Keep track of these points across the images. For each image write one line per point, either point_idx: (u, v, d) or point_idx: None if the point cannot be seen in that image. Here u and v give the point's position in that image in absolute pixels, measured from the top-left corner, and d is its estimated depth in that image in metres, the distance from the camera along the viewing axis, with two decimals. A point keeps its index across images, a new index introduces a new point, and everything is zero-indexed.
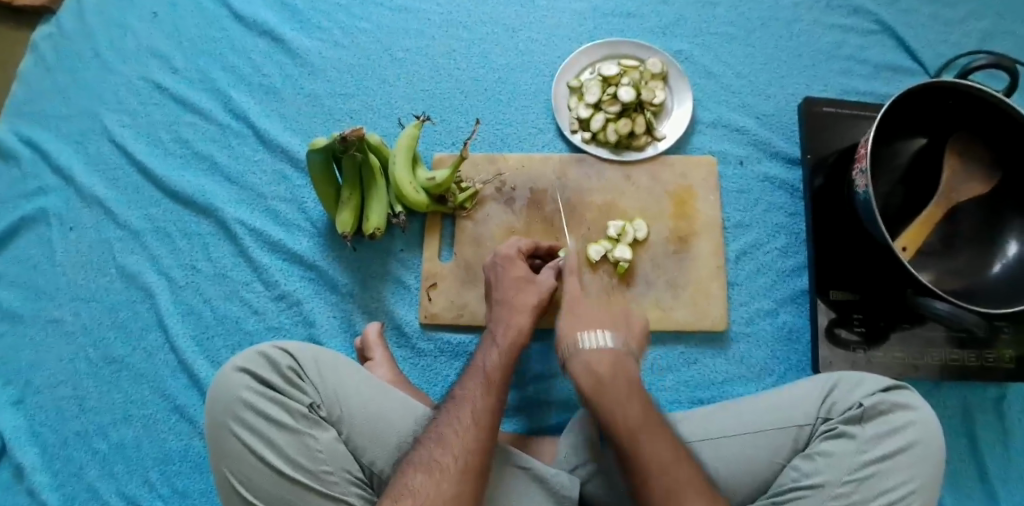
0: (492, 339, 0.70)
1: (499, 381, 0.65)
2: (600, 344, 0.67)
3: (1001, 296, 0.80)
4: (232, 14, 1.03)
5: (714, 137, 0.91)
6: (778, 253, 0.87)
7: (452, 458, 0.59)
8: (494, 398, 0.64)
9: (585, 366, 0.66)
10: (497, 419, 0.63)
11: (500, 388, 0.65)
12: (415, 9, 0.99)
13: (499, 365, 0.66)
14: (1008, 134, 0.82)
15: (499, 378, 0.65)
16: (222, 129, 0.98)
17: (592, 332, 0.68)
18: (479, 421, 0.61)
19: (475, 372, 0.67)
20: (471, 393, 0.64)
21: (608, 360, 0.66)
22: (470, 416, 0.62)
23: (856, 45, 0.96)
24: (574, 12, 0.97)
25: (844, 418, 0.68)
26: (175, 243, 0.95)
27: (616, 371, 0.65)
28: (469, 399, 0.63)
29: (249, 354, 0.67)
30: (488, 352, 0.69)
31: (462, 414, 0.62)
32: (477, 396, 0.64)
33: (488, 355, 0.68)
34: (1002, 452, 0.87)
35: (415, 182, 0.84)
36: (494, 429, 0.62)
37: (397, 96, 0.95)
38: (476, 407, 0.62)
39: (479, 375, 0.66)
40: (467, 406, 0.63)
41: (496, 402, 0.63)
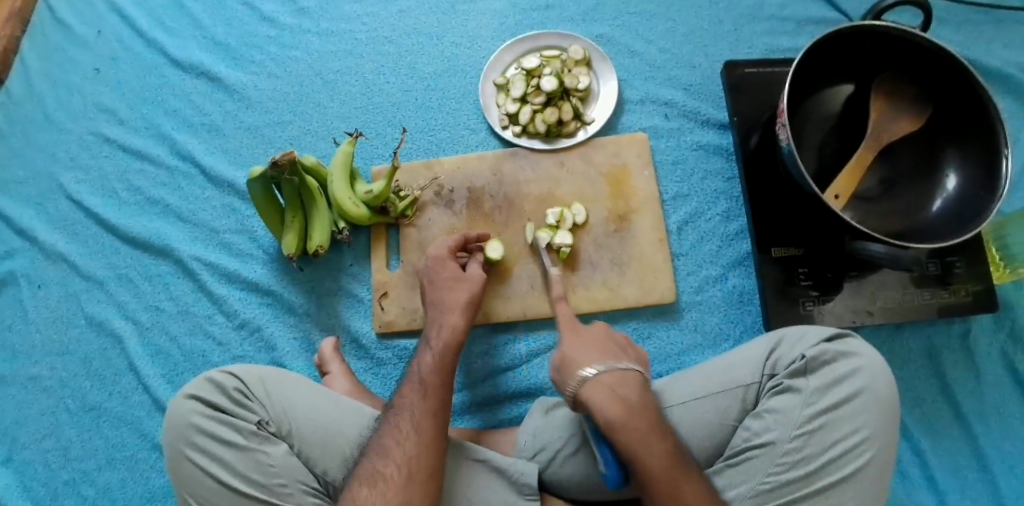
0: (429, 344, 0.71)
1: (440, 385, 0.66)
2: (620, 370, 0.63)
3: (943, 230, 0.80)
4: (170, 60, 1.06)
5: (643, 114, 0.92)
6: (720, 218, 0.87)
7: (397, 466, 0.60)
8: (433, 399, 0.64)
9: (614, 398, 0.61)
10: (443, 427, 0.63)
11: (444, 390, 0.66)
12: (341, 31, 1.01)
13: (436, 368, 0.67)
14: (932, 70, 0.82)
15: (435, 382, 0.66)
16: (171, 171, 1.01)
17: (603, 362, 0.64)
18: (417, 426, 0.62)
19: (411, 380, 0.67)
20: (410, 400, 0.65)
21: (612, 390, 0.61)
22: (410, 421, 0.63)
23: (777, 5, 0.96)
24: (495, 12, 0.99)
25: (789, 372, 0.68)
26: (137, 286, 0.97)
27: (643, 400, 0.61)
28: (408, 409, 0.64)
29: (200, 381, 0.71)
30: (424, 358, 0.69)
31: (401, 423, 0.63)
32: (415, 401, 0.64)
33: (423, 361, 0.69)
34: (973, 388, 0.87)
35: (354, 197, 0.86)
36: (438, 431, 0.62)
37: (333, 117, 0.98)
38: (418, 413, 0.63)
39: (415, 381, 0.67)
40: (405, 415, 0.63)
41: (439, 404, 0.64)
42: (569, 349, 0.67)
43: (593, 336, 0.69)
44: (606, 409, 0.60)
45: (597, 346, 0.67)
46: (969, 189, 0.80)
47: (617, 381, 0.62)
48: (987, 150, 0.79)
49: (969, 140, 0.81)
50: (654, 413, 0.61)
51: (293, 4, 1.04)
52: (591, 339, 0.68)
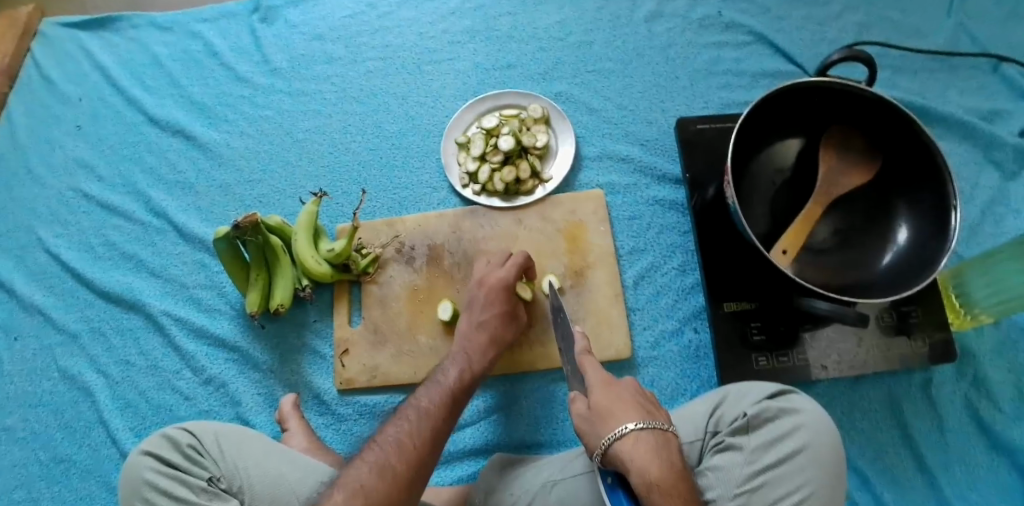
0: (437, 380, 0.71)
1: (437, 414, 0.66)
2: (655, 428, 0.61)
3: (892, 285, 0.78)
4: (148, 119, 1.09)
5: (600, 170, 0.94)
6: (676, 272, 0.88)
7: (378, 479, 0.59)
8: (430, 426, 0.64)
9: (655, 459, 0.59)
10: (431, 451, 0.63)
11: (441, 420, 0.66)
12: (312, 91, 1.05)
13: (441, 397, 0.68)
14: (881, 122, 0.80)
15: (431, 422, 0.65)
16: (145, 227, 1.03)
17: (640, 420, 0.62)
18: (407, 444, 0.62)
19: (406, 413, 0.66)
20: (408, 419, 0.65)
21: (654, 451, 0.59)
22: (403, 439, 0.62)
23: (732, 59, 0.99)
24: (458, 72, 1.02)
25: (731, 430, 0.69)
26: (109, 340, 0.98)
27: (678, 467, 0.60)
28: (391, 442, 0.62)
29: (157, 439, 0.73)
30: (428, 394, 0.68)
31: (392, 439, 0.62)
32: (412, 423, 0.64)
33: (427, 397, 0.68)
34: (937, 439, 0.85)
35: (317, 255, 0.88)
36: (425, 456, 0.62)
37: (300, 175, 1.00)
38: (412, 433, 0.63)
39: (417, 404, 0.67)
40: (386, 449, 0.61)
41: (435, 430, 0.64)
42: (608, 402, 0.63)
43: (626, 386, 0.66)
44: (647, 468, 0.58)
45: (628, 399, 0.64)
46: (921, 242, 0.78)
47: (656, 441, 0.60)
48: (937, 202, 0.77)
49: (920, 193, 0.79)
50: (686, 481, 0.60)
51: (266, 65, 1.08)
52: (624, 389, 0.65)
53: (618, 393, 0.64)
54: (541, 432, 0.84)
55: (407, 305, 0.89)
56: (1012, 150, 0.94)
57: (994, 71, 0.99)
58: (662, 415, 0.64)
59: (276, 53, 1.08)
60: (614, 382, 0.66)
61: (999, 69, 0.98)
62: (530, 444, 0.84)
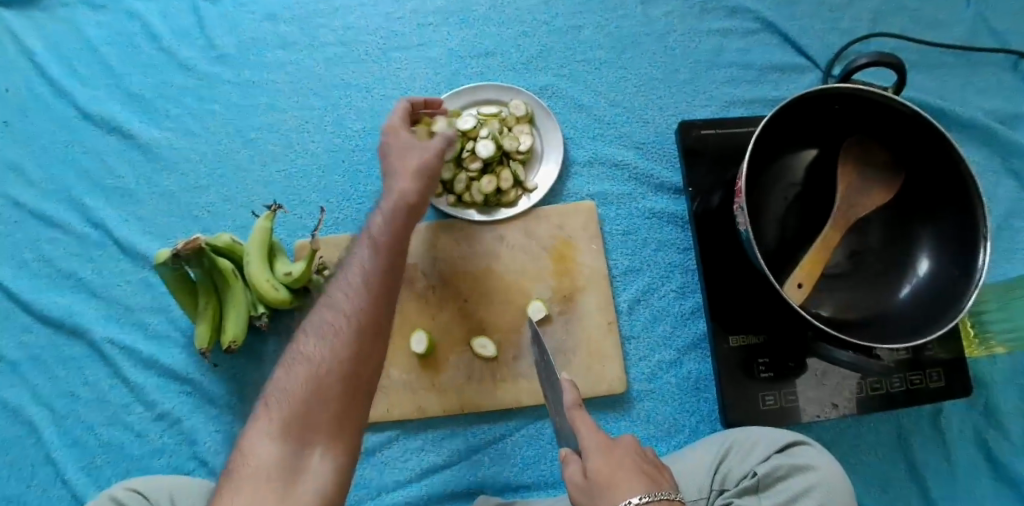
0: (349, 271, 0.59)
1: (367, 308, 0.57)
2: (659, 497, 0.56)
3: (912, 319, 0.70)
4: (81, 113, 0.94)
5: (590, 178, 0.84)
6: (675, 295, 0.80)
7: (320, 356, 0.55)
8: (346, 346, 0.55)
9: None
10: (364, 360, 0.56)
11: (379, 294, 0.58)
12: (264, 82, 0.92)
13: (355, 300, 0.57)
14: (910, 136, 0.71)
15: (348, 335, 0.55)
16: (82, 241, 0.91)
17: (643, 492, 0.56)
18: (346, 312, 0.56)
19: (317, 333, 0.56)
20: (320, 344, 0.55)
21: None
22: (337, 304, 0.57)
23: (737, 49, 0.88)
24: (429, 60, 0.90)
25: (739, 491, 0.62)
26: (50, 370, 0.87)
27: None
28: (302, 375, 0.54)
29: (103, 499, 0.69)
30: (339, 300, 0.57)
31: (302, 375, 0.54)
32: (325, 346, 0.55)
33: (340, 302, 0.57)
34: (946, 470, 0.79)
35: (274, 279, 0.78)
36: (365, 335, 0.56)
37: (253, 182, 0.89)
38: (351, 294, 0.57)
39: (329, 321, 0.56)
40: (295, 385, 0.53)
41: (375, 293, 0.57)
42: (604, 468, 0.57)
43: (623, 447, 0.60)
44: None
45: (626, 461, 0.58)
46: (945, 272, 0.70)
47: None
48: (966, 229, 0.69)
49: (947, 216, 0.71)
50: None
51: (212, 50, 0.94)
52: (621, 452, 0.59)
53: (617, 458, 0.58)
54: (527, 473, 0.77)
55: None
56: None
57: (1015, 68, 0.89)
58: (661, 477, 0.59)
59: (223, 36, 0.94)
60: (610, 442, 0.60)
61: (1018, 68, 0.89)
62: (515, 487, 0.76)
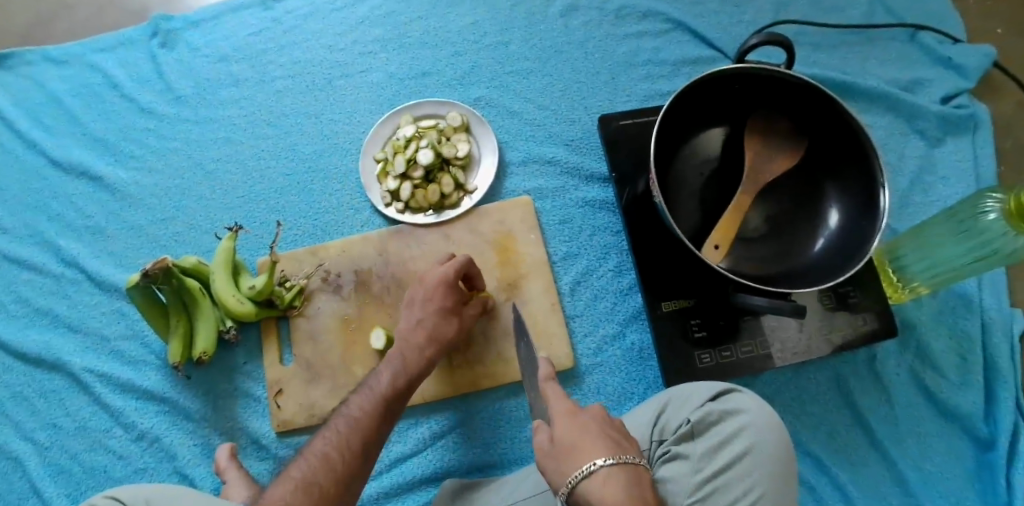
0: (369, 383, 0.70)
1: (387, 397, 0.68)
2: (621, 461, 0.56)
3: (827, 267, 0.76)
4: (50, 162, 1.01)
5: (526, 175, 0.91)
6: (612, 273, 0.86)
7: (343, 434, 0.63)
8: (364, 435, 0.64)
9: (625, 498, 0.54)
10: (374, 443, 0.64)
11: (366, 438, 0.64)
12: (219, 118, 0.99)
13: (373, 404, 0.67)
14: (805, 105, 0.79)
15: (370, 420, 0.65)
16: (57, 279, 0.96)
17: (604, 455, 0.56)
18: (338, 462, 0.60)
19: (345, 421, 0.65)
20: (343, 429, 0.64)
21: (626, 490, 0.54)
22: (329, 451, 0.60)
23: (651, 47, 0.96)
24: (372, 84, 0.98)
25: (675, 438, 0.67)
26: (33, 404, 0.92)
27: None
28: (330, 445, 0.62)
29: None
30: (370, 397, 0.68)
31: (327, 447, 0.61)
32: (347, 432, 0.64)
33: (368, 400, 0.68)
34: (885, 412, 0.84)
35: (239, 293, 0.83)
36: (350, 477, 0.60)
37: (216, 209, 0.95)
38: (342, 444, 0.62)
39: (349, 414, 0.66)
40: (326, 446, 0.61)
41: (362, 442, 0.63)
42: (569, 432, 0.59)
43: (591, 416, 0.62)
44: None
45: (592, 432, 0.59)
46: (851, 223, 0.77)
47: (627, 476, 0.55)
48: (864, 181, 0.76)
49: (846, 172, 0.78)
50: None
51: (170, 93, 1.02)
52: (588, 420, 0.61)
53: (583, 424, 0.60)
54: (490, 452, 0.81)
55: (339, 338, 0.86)
56: (935, 118, 0.93)
57: (911, 39, 0.98)
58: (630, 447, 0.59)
59: (179, 81, 1.02)
60: (579, 412, 0.62)
61: (916, 37, 0.98)
62: (480, 466, 0.81)
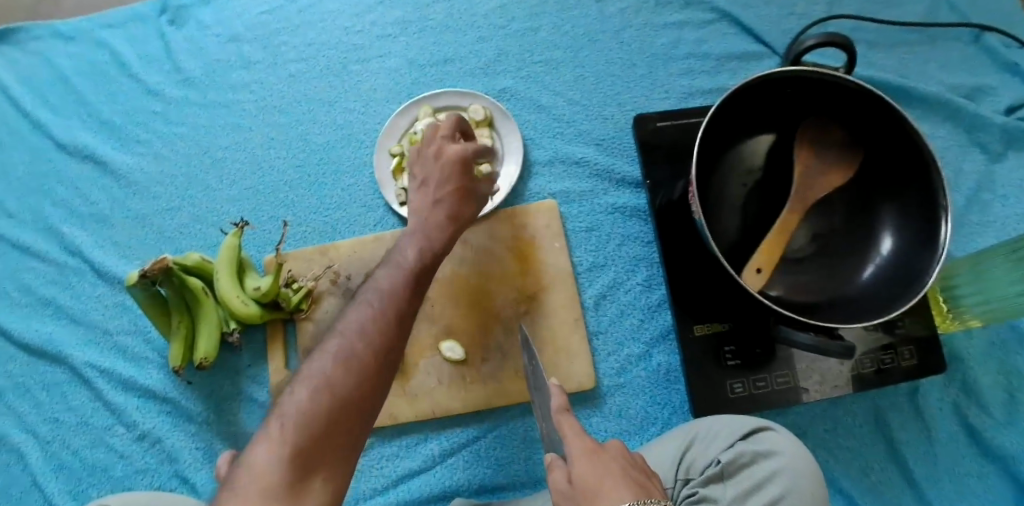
0: (390, 263, 0.59)
1: (403, 293, 0.56)
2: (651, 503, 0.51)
3: (878, 297, 0.70)
4: (54, 144, 0.96)
5: (552, 177, 0.85)
6: (640, 288, 0.80)
7: (353, 338, 0.52)
8: (383, 332, 0.53)
9: None
10: (393, 345, 0.54)
11: (386, 338, 0.53)
12: (229, 101, 0.94)
13: (392, 293, 0.56)
14: (864, 114, 0.72)
15: (392, 311, 0.55)
16: (60, 268, 0.92)
17: (631, 497, 0.51)
18: (349, 364, 0.51)
19: (358, 313, 0.54)
20: (354, 326, 0.53)
21: None
22: (342, 352, 0.52)
23: (693, 41, 0.89)
24: (389, 71, 0.91)
25: (704, 479, 0.61)
26: (35, 396, 0.88)
27: None
28: (341, 350, 0.52)
29: None
30: (386, 285, 0.56)
31: (340, 348, 0.52)
32: (361, 328, 0.53)
33: (387, 285, 0.56)
34: (926, 450, 0.78)
35: (243, 295, 0.79)
36: (363, 391, 0.51)
37: (223, 200, 0.90)
38: (359, 344, 0.52)
39: (366, 306, 0.55)
40: (335, 351, 0.52)
41: (380, 349, 0.53)
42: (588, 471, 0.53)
43: (613, 454, 0.56)
44: None
45: (616, 469, 0.54)
46: (907, 249, 0.70)
47: None
48: (925, 204, 0.69)
49: (905, 192, 0.71)
50: None
51: (178, 74, 0.96)
52: (610, 457, 0.55)
53: (605, 461, 0.55)
54: (501, 473, 0.76)
55: None
56: (998, 130, 0.85)
57: (975, 41, 0.89)
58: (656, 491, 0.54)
59: (188, 60, 0.96)
60: (599, 448, 0.57)
61: (980, 39, 0.88)
62: (492, 489, 0.76)
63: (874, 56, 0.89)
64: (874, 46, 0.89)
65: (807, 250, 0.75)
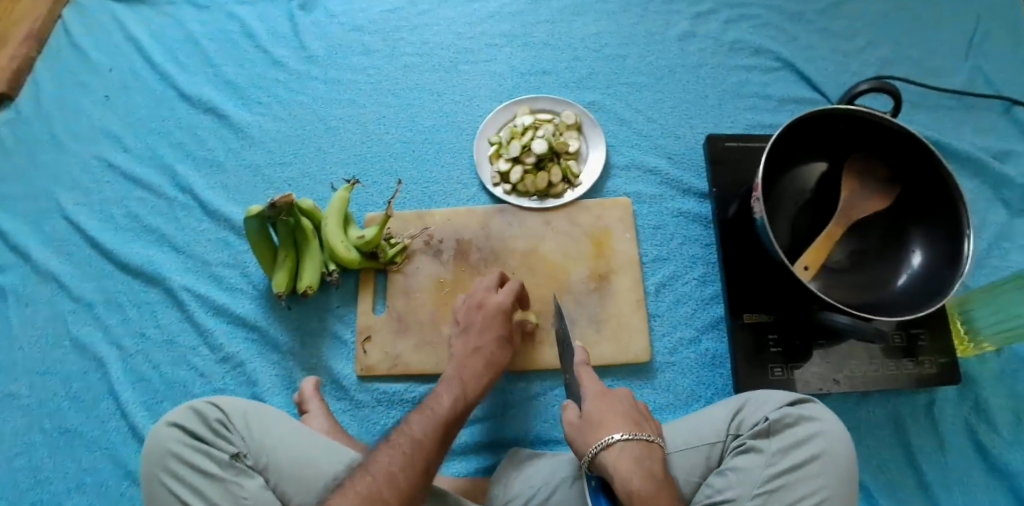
0: (451, 378, 0.75)
1: (459, 403, 0.72)
2: (632, 437, 0.66)
3: (906, 305, 0.80)
4: (178, 95, 1.09)
5: (627, 179, 0.97)
6: (697, 282, 0.91)
7: (422, 426, 0.67)
8: (446, 440, 0.68)
9: (633, 468, 0.63)
10: (449, 430, 0.69)
11: (444, 437, 0.68)
12: (346, 81, 1.07)
13: (452, 406, 0.71)
14: (903, 151, 0.84)
15: (449, 416, 0.70)
16: (169, 202, 1.03)
17: (619, 431, 0.66)
18: (402, 462, 0.64)
19: (423, 412, 0.70)
20: (422, 418, 0.69)
21: (637, 460, 0.64)
22: (394, 455, 0.64)
23: (760, 82, 1.03)
24: (494, 73, 1.05)
25: (753, 433, 0.70)
26: (125, 312, 0.97)
27: (645, 472, 0.63)
28: (414, 432, 0.67)
29: (180, 410, 0.74)
30: (447, 394, 0.73)
31: (417, 431, 0.67)
32: (430, 420, 0.68)
33: (446, 395, 0.72)
34: (937, 457, 0.86)
35: (347, 241, 0.89)
36: (429, 464, 0.65)
37: (331, 161, 1.02)
38: (405, 451, 0.64)
39: (432, 409, 0.70)
40: (412, 431, 0.67)
41: (440, 434, 0.67)
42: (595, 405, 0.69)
43: (620, 398, 0.71)
44: (623, 474, 0.63)
45: (617, 410, 0.69)
46: (933, 267, 0.81)
47: (641, 451, 0.65)
48: (952, 230, 0.81)
49: (935, 219, 0.83)
50: (661, 483, 0.63)
51: (303, 52, 1.10)
52: (618, 401, 0.70)
53: (612, 404, 0.70)
54: (558, 428, 0.86)
55: (433, 297, 0.91)
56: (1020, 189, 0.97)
57: (1006, 113, 1.02)
58: (647, 429, 0.69)
59: (313, 41, 1.10)
60: (609, 393, 0.71)
61: (1010, 111, 1.02)
62: (547, 441, 0.86)
63: (914, 115, 1.02)
64: (915, 106, 1.03)
65: (846, 262, 0.85)
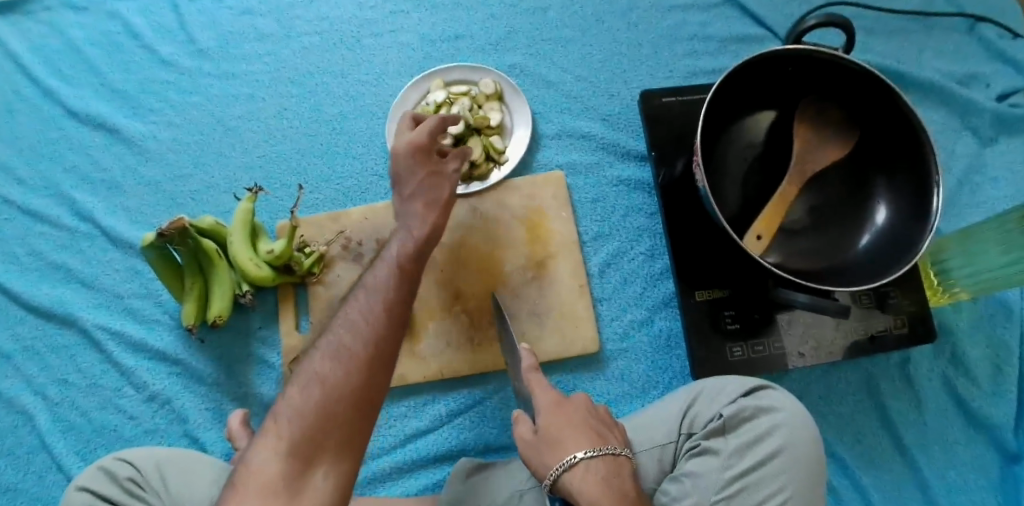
0: (377, 273, 0.56)
1: (387, 309, 0.53)
2: (599, 452, 0.58)
3: (870, 268, 0.73)
4: (66, 112, 0.96)
5: (559, 149, 0.87)
6: (644, 258, 0.83)
7: (334, 358, 0.50)
8: (368, 363, 0.50)
9: (601, 487, 0.56)
10: (383, 347, 0.51)
11: (363, 362, 0.50)
12: (241, 73, 0.95)
13: (378, 315, 0.52)
14: (859, 91, 0.74)
15: (369, 339, 0.51)
16: (72, 233, 0.92)
17: (582, 447, 0.58)
18: (306, 412, 0.48)
19: (336, 335, 0.52)
20: (335, 343, 0.51)
21: (603, 481, 0.56)
22: (295, 407, 0.49)
23: (698, 23, 0.92)
24: (403, 46, 0.93)
25: (706, 433, 0.64)
26: (45, 360, 0.88)
27: (616, 491, 0.56)
28: (320, 370, 0.50)
29: (90, 471, 0.67)
30: (373, 298, 0.54)
31: (326, 365, 0.50)
32: (343, 343, 0.51)
33: (372, 301, 0.53)
34: (914, 418, 0.81)
35: (257, 257, 0.80)
36: (356, 399, 0.49)
37: (235, 167, 0.92)
38: (305, 403, 0.49)
39: (346, 328, 0.52)
40: (319, 368, 0.50)
41: (365, 360, 0.50)
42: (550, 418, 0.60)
43: (576, 405, 0.62)
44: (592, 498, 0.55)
45: (578, 420, 0.61)
46: (899, 221, 0.73)
47: (607, 469, 0.57)
48: (917, 176, 0.72)
49: (899, 166, 0.74)
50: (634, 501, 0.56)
51: (191, 45, 0.97)
52: (574, 409, 0.62)
53: (569, 413, 0.61)
54: (507, 434, 0.79)
55: None
56: (989, 115, 0.88)
57: (970, 31, 0.92)
58: (610, 437, 0.61)
59: (201, 32, 0.98)
60: (564, 400, 0.62)
61: (975, 29, 0.92)
62: (499, 448, 0.79)
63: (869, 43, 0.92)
64: (870, 32, 0.93)
65: (805, 224, 0.77)
